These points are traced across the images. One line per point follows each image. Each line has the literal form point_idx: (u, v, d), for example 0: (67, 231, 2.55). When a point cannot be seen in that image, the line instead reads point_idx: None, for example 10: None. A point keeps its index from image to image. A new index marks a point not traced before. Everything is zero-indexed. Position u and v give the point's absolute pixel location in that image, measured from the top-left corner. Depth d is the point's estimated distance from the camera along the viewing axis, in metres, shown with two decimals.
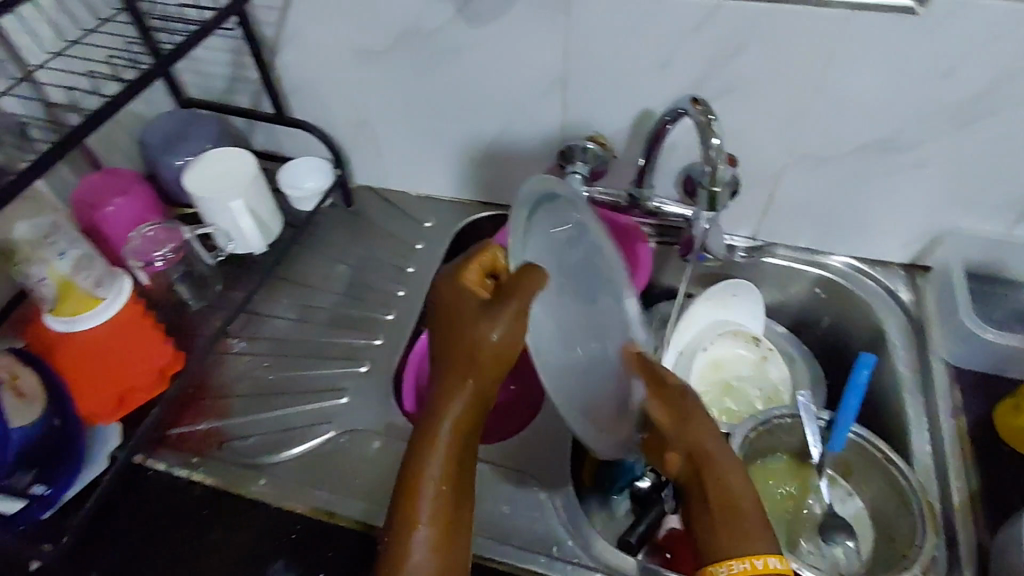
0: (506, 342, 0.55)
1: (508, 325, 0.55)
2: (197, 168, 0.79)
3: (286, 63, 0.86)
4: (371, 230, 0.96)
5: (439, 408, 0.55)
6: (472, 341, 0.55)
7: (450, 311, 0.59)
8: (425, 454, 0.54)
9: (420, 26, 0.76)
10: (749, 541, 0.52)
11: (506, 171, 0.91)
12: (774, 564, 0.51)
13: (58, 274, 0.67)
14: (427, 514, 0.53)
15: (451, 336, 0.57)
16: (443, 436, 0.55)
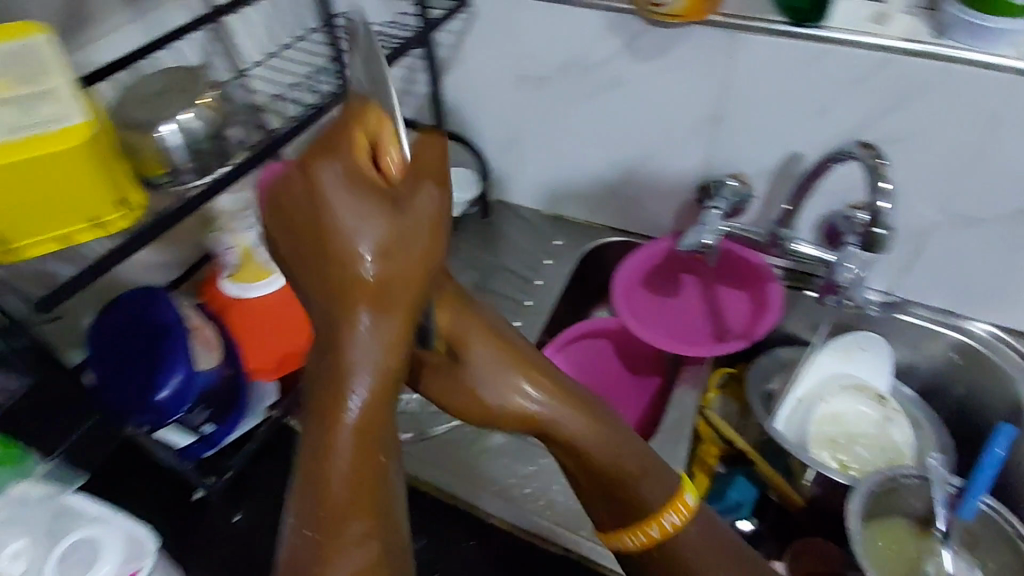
0: (413, 259, 0.40)
1: (404, 228, 0.40)
2: None
3: (451, 81, 0.94)
4: (503, 242, 1.02)
5: (333, 351, 0.40)
6: (325, 249, 0.40)
7: (304, 218, 0.41)
8: (331, 411, 0.40)
9: (585, 58, 0.82)
10: (649, 511, 0.49)
11: (641, 200, 0.94)
12: (672, 520, 0.49)
13: (244, 243, 0.77)
14: (345, 500, 0.40)
15: (316, 255, 0.41)
16: (356, 386, 0.40)
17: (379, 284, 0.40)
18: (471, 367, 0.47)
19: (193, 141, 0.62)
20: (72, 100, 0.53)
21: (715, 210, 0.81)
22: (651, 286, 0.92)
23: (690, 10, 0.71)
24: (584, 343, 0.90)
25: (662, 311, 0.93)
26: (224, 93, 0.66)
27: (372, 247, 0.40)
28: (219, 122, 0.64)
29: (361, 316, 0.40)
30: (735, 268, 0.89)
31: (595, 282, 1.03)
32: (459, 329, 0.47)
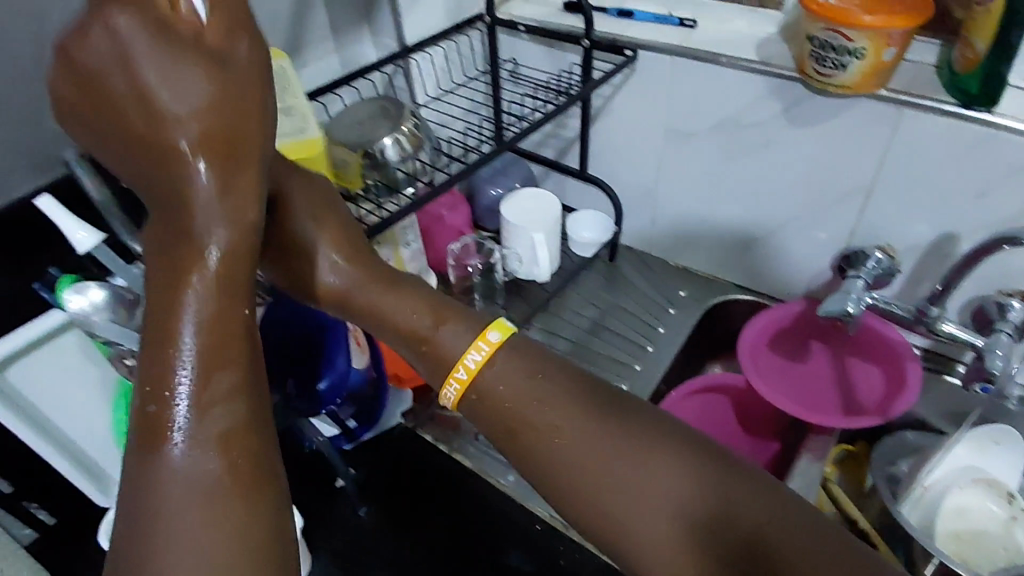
0: (196, 110, 0.47)
1: (233, 81, 0.48)
2: (512, 202, 0.93)
3: (599, 129, 0.98)
4: (627, 286, 1.04)
5: (185, 247, 0.46)
6: (159, 121, 0.47)
7: (116, 118, 0.48)
8: (176, 283, 0.45)
9: (740, 119, 0.85)
10: (454, 352, 0.55)
11: (776, 261, 0.94)
12: (479, 354, 0.54)
13: (400, 255, 0.83)
14: (187, 345, 0.44)
15: (149, 152, 0.47)
16: (205, 245, 0.46)
17: (214, 135, 0.47)
18: (315, 254, 0.58)
19: (387, 161, 0.71)
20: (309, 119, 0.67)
21: (860, 279, 0.80)
22: (778, 349, 0.92)
23: (862, 83, 0.72)
24: (705, 397, 0.89)
25: (787, 376, 0.91)
26: (421, 123, 0.74)
27: (191, 104, 0.47)
28: (412, 148, 0.72)
29: (194, 162, 0.47)
30: (873, 343, 0.87)
31: (715, 337, 1.03)
32: (314, 204, 0.59)
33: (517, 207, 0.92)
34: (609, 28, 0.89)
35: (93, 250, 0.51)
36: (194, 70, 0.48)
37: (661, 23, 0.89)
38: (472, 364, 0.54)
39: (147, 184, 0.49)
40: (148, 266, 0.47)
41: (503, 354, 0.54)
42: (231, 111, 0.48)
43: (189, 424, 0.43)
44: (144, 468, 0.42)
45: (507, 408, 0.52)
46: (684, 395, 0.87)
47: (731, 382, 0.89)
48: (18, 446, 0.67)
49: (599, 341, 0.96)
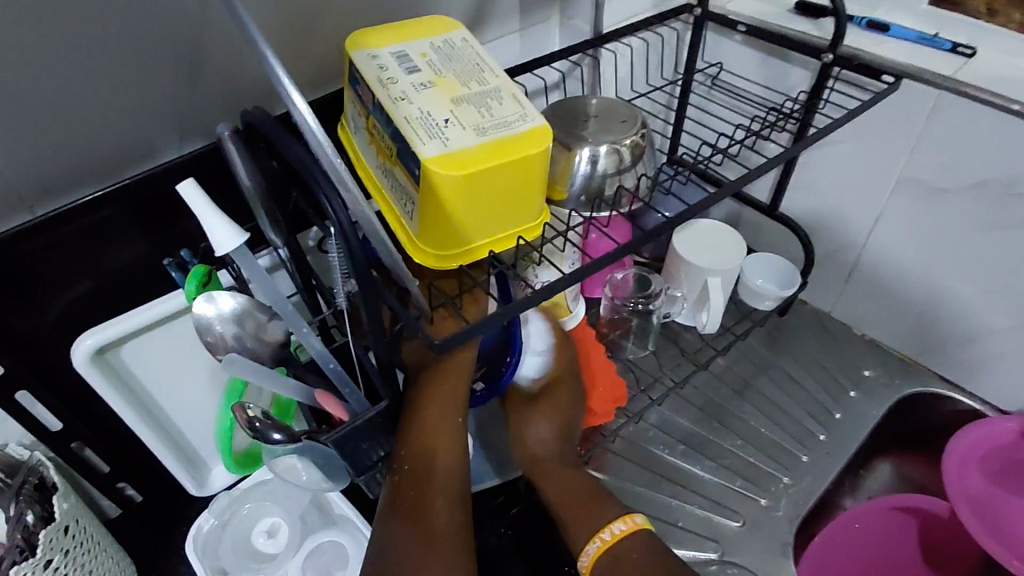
0: (441, 455, 0.45)
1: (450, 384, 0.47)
2: (688, 235, 0.78)
3: (807, 161, 0.81)
4: (797, 350, 0.87)
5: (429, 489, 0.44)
6: (426, 470, 0.45)
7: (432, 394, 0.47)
8: (411, 512, 0.43)
9: (1016, 184, 0.66)
10: (596, 518, 0.53)
11: (1006, 362, 0.75)
12: (618, 527, 0.52)
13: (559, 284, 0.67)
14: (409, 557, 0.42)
15: (417, 537, 0.42)
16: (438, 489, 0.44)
17: (449, 492, 0.45)
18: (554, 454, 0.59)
19: (597, 174, 0.56)
20: (522, 101, 0.49)
21: None
22: (992, 473, 0.74)
23: None
24: (886, 514, 0.74)
25: (1007, 511, 0.73)
26: (647, 133, 0.59)
27: (441, 464, 0.45)
28: (630, 160, 0.57)
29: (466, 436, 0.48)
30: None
31: (896, 432, 0.85)
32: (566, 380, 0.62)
33: (693, 242, 0.78)
34: (854, 42, 0.72)
35: (233, 255, 0.41)
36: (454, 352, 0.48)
37: (925, 44, 0.71)
38: (615, 530, 0.52)
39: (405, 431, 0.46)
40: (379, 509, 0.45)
41: (646, 533, 0.51)
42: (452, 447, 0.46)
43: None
44: None
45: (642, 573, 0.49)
46: (862, 511, 0.73)
47: (924, 501, 0.73)
48: (119, 428, 0.61)
49: (756, 411, 0.80)
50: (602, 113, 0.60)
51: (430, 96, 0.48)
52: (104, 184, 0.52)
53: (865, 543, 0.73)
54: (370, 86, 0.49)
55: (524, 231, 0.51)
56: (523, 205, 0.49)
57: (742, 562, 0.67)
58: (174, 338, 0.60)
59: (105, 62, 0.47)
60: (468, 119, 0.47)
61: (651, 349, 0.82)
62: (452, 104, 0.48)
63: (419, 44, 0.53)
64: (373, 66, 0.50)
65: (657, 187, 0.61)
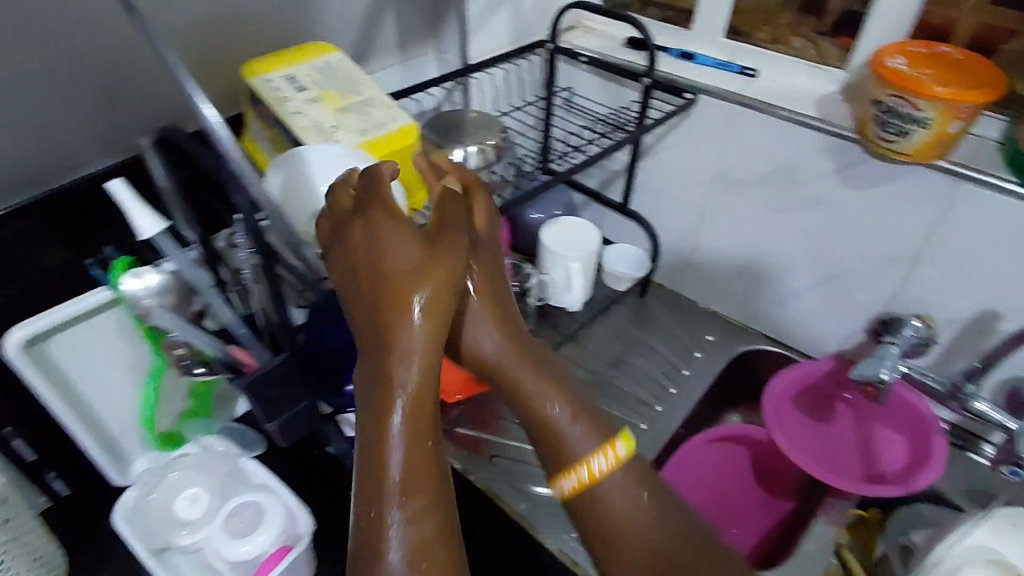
0: (398, 271, 0.46)
1: (384, 225, 0.49)
2: (551, 228, 0.93)
3: (647, 165, 0.99)
4: (655, 324, 1.04)
5: (391, 313, 0.46)
6: (389, 293, 0.46)
7: (384, 244, 0.48)
8: (388, 350, 0.46)
9: (793, 173, 0.85)
10: (575, 447, 0.53)
11: (807, 316, 0.94)
12: (600, 461, 0.52)
13: None
14: (405, 382, 0.45)
15: (400, 357, 0.45)
16: (408, 307, 0.45)
17: (410, 309, 0.46)
18: (492, 313, 0.54)
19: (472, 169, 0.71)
20: (394, 108, 0.64)
21: (896, 346, 0.80)
22: (806, 407, 0.91)
23: (923, 152, 0.72)
24: (719, 447, 0.89)
25: (816, 436, 0.91)
26: (506, 137, 0.75)
27: (403, 289, 0.46)
28: (495, 157, 0.73)
29: (415, 306, 0.46)
30: (900, 404, 0.86)
31: (737, 385, 1.03)
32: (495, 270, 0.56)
33: (554, 234, 0.93)
34: (671, 69, 0.91)
35: (153, 236, 0.52)
36: (387, 217, 0.49)
37: (722, 69, 0.90)
38: (597, 466, 0.52)
39: (364, 275, 0.47)
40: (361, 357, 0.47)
41: (630, 462, 0.53)
42: (437, 282, 0.46)
43: (394, 536, 0.44)
44: (371, 469, 0.45)
45: (618, 518, 0.52)
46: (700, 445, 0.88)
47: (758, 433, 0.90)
48: (47, 418, 0.68)
49: (621, 375, 0.96)
50: (473, 122, 0.75)
51: (319, 109, 0.61)
52: (32, 195, 0.61)
53: (705, 475, 0.89)
54: (272, 106, 0.61)
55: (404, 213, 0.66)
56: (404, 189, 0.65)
57: None
58: (97, 333, 0.68)
59: (38, 92, 0.57)
60: (348, 126, 0.61)
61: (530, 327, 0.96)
62: (334, 119, 0.61)
63: (304, 67, 0.65)
64: (269, 87, 0.62)
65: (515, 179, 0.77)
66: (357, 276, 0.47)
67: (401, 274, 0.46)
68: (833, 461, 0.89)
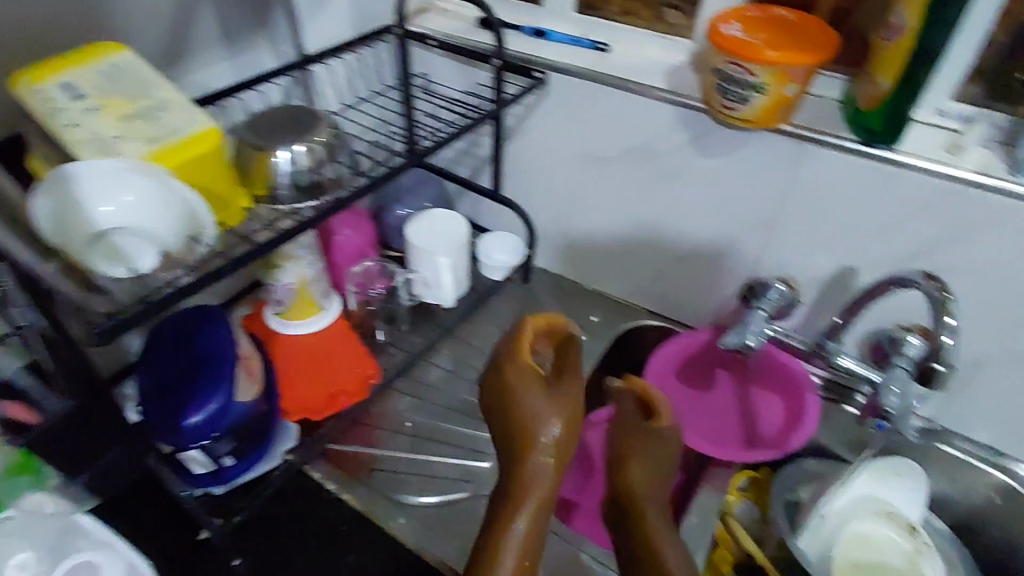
0: (533, 406, 0.56)
1: (565, 395, 0.57)
2: (417, 223, 0.90)
3: (514, 149, 0.96)
4: (540, 311, 1.02)
5: (525, 454, 0.55)
6: (525, 441, 0.56)
7: (518, 393, 0.56)
8: (517, 497, 0.55)
9: (650, 146, 0.84)
10: None
11: (684, 289, 0.94)
12: None
13: (303, 278, 0.80)
14: (521, 519, 0.54)
15: (524, 493, 0.55)
16: (537, 445, 0.55)
17: (545, 448, 0.55)
18: (632, 475, 0.62)
19: (299, 170, 0.65)
20: (192, 109, 0.58)
21: (761, 311, 0.81)
22: (689, 380, 0.92)
23: (764, 117, 0.71)
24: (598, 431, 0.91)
25: (702, 407, 0.93)
26: (339, 133, 0.69)
27: (535, 434, 0.55)
28: (326, 155, 0.66)
29: (547, 434, 0.55)
30: (774, 365, 0.87)
31: (627, 363, 1.03)
32: (663, 463, 0.63)
33: (422, 229, 0.90)
34: (523, 47, 0.88)
35: None
36: (523, 366, 0.57)
37: (574, 44, 0.88)
38: None
39: (506, 415, 0.57)
40: (499, 484, 0.58)
41: None
42: (572, 413, 0.57)
43: None
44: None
45: None
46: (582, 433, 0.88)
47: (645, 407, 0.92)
48: None
49: None
50: (302, 120, 0.69)
51: (100, 120, 0.55)
52: None
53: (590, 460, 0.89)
54: (41, 119, 0.54)
55: (221, 220, 0.61)
56: (215, 198, 0.60)
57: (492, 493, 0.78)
58: None
59: None
60: (135, 137, 0.55)
61: (406, 327, 0.92)
62: (119, 130, 0.54)
63: (86, 71, 0.57)
64: (39, 98, 0.54)
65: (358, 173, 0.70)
66: (500, 414, 0.57)
67: (528, 416, 0.56)
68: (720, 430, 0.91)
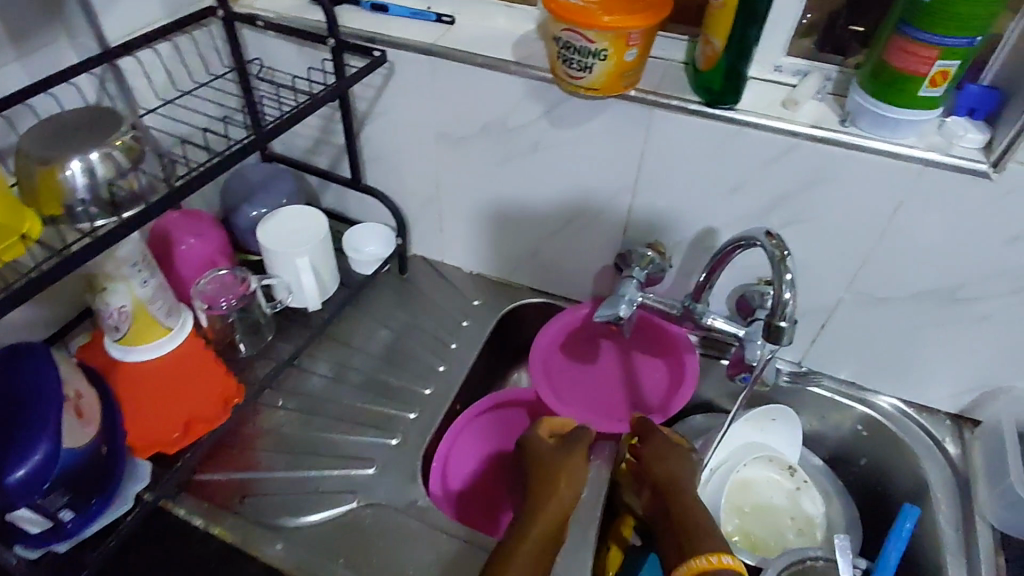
0: (571, 474, 0.72)
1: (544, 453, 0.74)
2: (270, 224, 0.84)
3: (370, 134, 0.91)
4: (420, 300, 0.98)
5: (545, 499, 0.69)
6: (547, 483, 0.70)
7: (533, 458, 0.74)
8: (527, 524, 0.66)
9: (506, 121, 0.81)
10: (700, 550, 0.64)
11: (560, 263, 0.94)
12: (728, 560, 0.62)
13: (135, 298, 0.72)
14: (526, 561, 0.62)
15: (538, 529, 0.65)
16: (560, 489, 0.70)
17: (567, 494, 0.70)
18: (681, 485, 0.71)
19: (97, 182, 0.57)
20: None
21: (633, 280, 0.81)
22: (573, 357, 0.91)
23: (608, 85, 0.69)
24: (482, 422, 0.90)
25: (592, 382, 0.90)
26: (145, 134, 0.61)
27: (556, 490, 0.69)
28: (130, 162, 0.59)
29: (562, 492, 0.69)
30: (648, 330, 0.91)
31: (515, 343, 1.02)
32: (676, 469, 0.73)
33: (274, 229, 0.83)
34: (361, 24, 0.82)
35: None
36: (534, 438, 0.77)
37: (416, 17, 0.83)
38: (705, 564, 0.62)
39: (538, 477, 0.72)
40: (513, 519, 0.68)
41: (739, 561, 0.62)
42: (574, 472, 0.72)
43: None
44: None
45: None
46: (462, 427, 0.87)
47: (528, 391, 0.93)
48: None
49: (386, 366, 0.90)
50: (100, 123, 0.60)
51: None
52: None
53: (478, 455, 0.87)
54: None
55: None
56: None
57: (376, 501, 0.75)
58: None
59: None
60: None
61: (271, 337, 0.87)
62: None
63: None
64: None
65: (173, 179, 0.63)
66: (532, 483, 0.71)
67: (552, 471, 0.72)
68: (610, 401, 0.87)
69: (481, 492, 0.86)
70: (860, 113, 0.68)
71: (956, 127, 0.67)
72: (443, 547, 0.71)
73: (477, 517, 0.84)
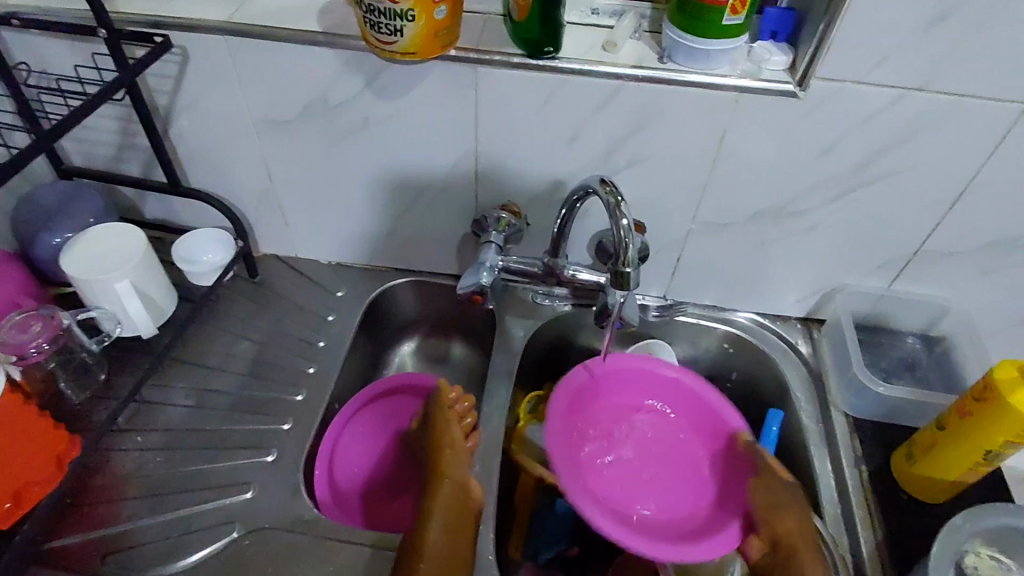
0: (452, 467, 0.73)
1: (434, 444, 0.76)
2: (74, 253, 0.75)
3: (181, 131, 0.81)
4: (278, 302, 0.92)
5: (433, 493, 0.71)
6: (437, 481, 0.72)
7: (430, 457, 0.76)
8: (420, 535, 0.67)
9: (327, 98, 0.75)
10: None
11: (419, 239, 0.90)
12: None
13: None
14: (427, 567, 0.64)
15: (435, 530, 0.67)
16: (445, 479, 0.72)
17: (453, 484, 0.72)
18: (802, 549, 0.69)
19: None
20: None
21: (492, 245, 0.79)
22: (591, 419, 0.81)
23: (424, 47, 0.65)
24: (362, 415, 0.87)
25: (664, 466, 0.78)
26: None
27: (443, 479, 0.72)
28: None
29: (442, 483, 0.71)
30: (687, 400, 0.81)
31: (390, 327, 0.98)
32: (778, 502, 0.73)
33: (82, 255, 0.75)
34: (140, 9, 0.72)
35: None
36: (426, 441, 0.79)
37: None
38: None
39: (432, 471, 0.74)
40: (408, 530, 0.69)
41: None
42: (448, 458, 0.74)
43: None
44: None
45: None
46: (343, 423, 0.84)
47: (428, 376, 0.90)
48: None
49: (251, 380, 0.83)
50: None
51: None
52: None
53: (358, 450, 0.85)
54: None
55: None
56: None
57: (260, 525, 0.71)
58: None
59: None
60: None
61: (105, 372, 0.79)
62: None
63: None
64: None
65: None
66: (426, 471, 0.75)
67: (439, 461, 0.74)
68: (624, 485, 0.77)
69: (366, 487, 0.83)
70: (675, 48, 0.69)
71: (763, 51, 0.70)
72: (338, 556, 0.69)
73: (356, 513, 0.80)
